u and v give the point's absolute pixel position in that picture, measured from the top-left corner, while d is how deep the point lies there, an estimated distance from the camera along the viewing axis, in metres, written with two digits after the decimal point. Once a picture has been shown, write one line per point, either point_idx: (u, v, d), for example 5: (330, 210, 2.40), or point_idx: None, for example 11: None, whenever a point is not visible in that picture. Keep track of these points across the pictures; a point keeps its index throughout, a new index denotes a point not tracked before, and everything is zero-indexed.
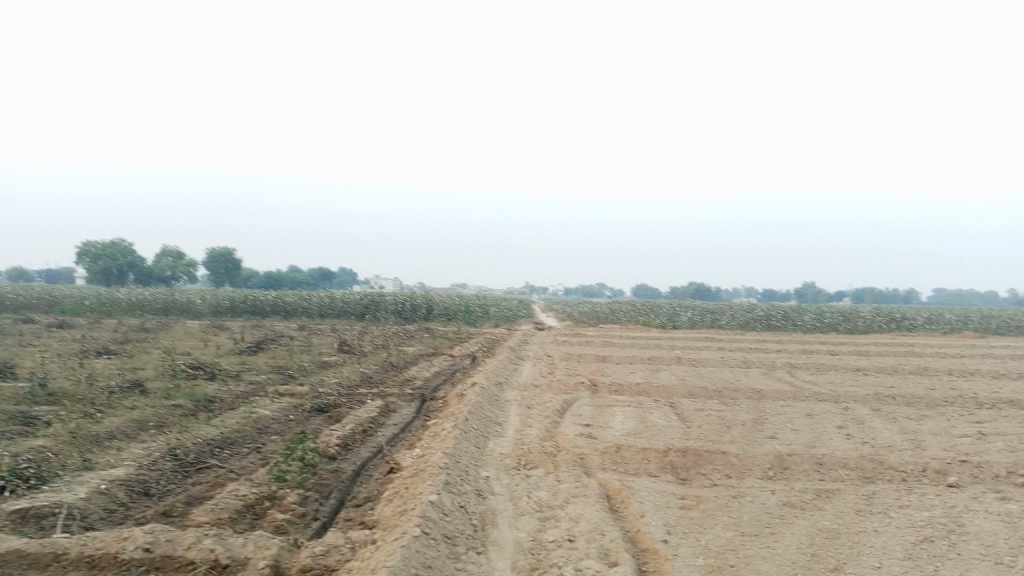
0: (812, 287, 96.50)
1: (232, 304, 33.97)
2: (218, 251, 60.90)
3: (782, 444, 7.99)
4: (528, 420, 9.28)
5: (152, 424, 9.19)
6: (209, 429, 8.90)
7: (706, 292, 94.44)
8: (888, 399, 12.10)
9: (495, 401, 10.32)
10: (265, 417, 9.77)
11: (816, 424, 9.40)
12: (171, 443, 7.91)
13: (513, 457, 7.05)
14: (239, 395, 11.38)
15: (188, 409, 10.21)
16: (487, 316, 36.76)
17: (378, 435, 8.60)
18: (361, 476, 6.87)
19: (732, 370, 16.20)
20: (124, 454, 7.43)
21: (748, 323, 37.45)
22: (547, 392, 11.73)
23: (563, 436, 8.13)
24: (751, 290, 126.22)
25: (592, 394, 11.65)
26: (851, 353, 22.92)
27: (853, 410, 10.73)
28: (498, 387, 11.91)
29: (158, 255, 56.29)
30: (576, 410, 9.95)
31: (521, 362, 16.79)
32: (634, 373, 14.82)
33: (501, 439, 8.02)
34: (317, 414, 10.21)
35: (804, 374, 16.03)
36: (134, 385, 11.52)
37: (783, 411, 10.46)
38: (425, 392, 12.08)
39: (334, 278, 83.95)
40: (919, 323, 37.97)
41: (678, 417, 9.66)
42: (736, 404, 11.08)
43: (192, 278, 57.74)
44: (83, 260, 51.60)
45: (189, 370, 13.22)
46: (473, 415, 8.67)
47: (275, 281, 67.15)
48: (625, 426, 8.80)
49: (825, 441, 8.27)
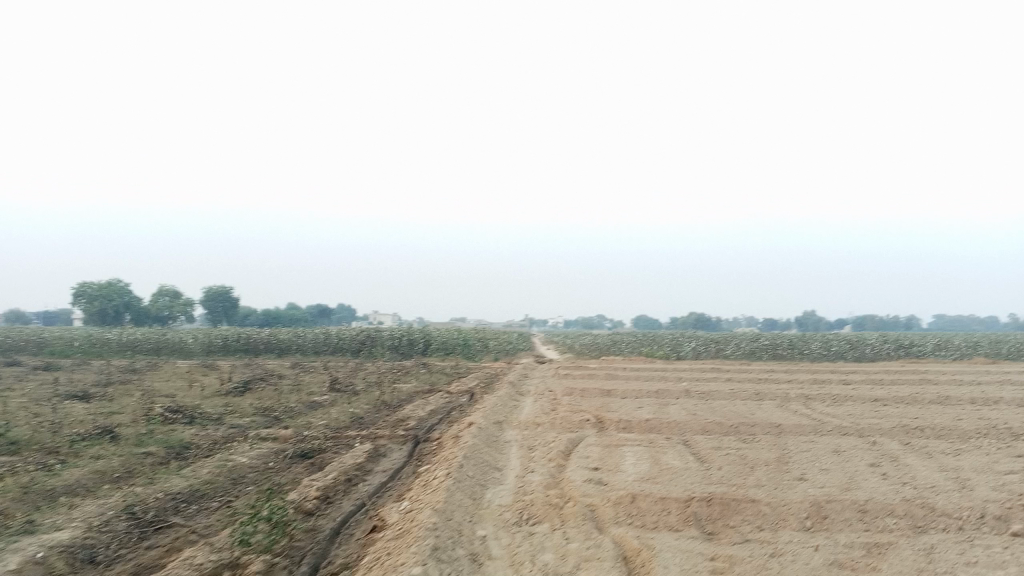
0: (814, 315, 95.69)
1: (225, 342, 33.11)
2: (215, 289, 60.20)
3: (814, 488, 7.14)
4: (530, 464, 8.44)
5: (116, 474, 8.33)
6: (178, 480, 8.06)
7: (706, 322, 93.49)
8: (917, 432, 11.23)
9: (494, 444, 9.47)
10: (241, 465, 8.94)
11: (847, 463, 8.54)
12: (130, 498, 7.05)
13: (513, 510, 6.20)
14: (217, 441, 10.52)
15: (160, 457, 9.36)
16: (486, 350, 35.92)
17: (363, 486, 7.77)
18: (340, 535, 6.07)
19: (743, 403, 15.37)
20: (75, 511, 6.56)
21: (754, 352, 36.59)
22: (550, 431, 10.89)
23: (570, 483, 7.30)
24: (751, 319, 125.65)
25: (598, 432, 10.79)
26: (863, 381, 22.05)
27: (882, 446, 9.87)
28: (497, 426, 11.07)
29: (155, 294, 55.61)
30: (583, 452, 9.11)
31: (522, 398, 15.96)
32: (641, 408, 13.98)
33: (501, 488, 7.19)
34: (299, 460, 9.38)
35: (820, 405, 15.16)
36: (106, 431, 10.66)
37: (807, 448, 9.61)
38: (419, 433, 11.24)
39: (332, 315, 83.53)
40: (929, 349, 37.07)
41: (694, 457, 8.82)
42: (755, 441, 10.23)
43: (190, 317, 56.92)
44: (79, 300, 50.86)
45: (166, 415, 12.38)
46: (469, 460, 7.85)
47: (273, 319, 66.32)
48: (637, 469, 7.95)
49: (861, 482, 7.42)
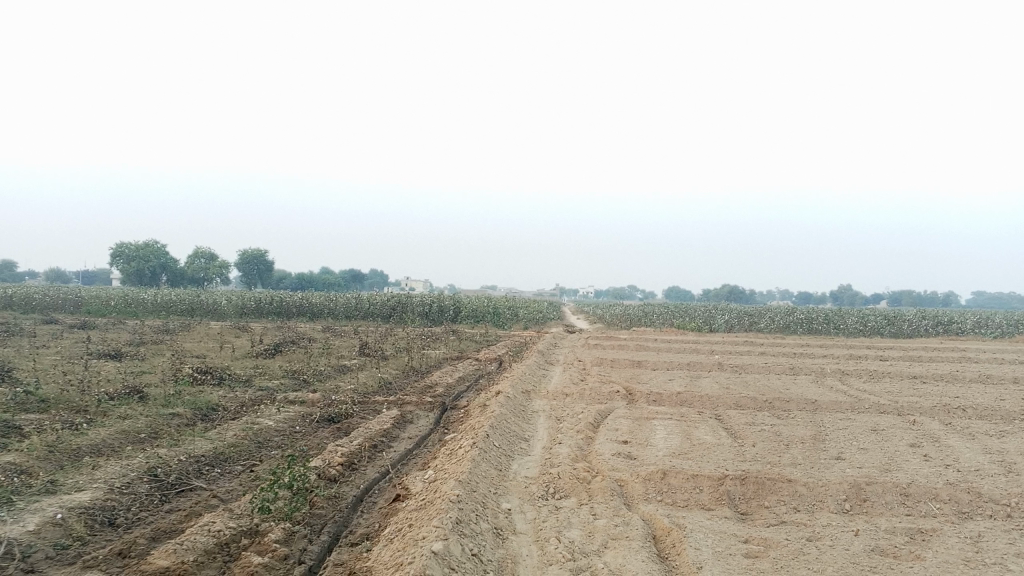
0: (849, 290, 94.25)
1: (257, 305, 33.31)
2: (250, 252, 60.65)
3: (852, 469, 6.87)
4: (558, 435, 8.25)
5: (142, 435, 8.29)
6: (202, 442, 8.01)
7: (739, 295, 92.54)
8: (959, 412, 10.86)
9: (521, 414, 9.30)
10: (267, 429, 8.87)
11: (887, 443, 8.25)
12: (154, 460, 6.99)
13: (540, 483, 6.02)
14: (244, 404, 10.46)
15: (186, 418, 9.33)
16: (517, 318, 35.77)
17: (389, 453, 7.65)
18: (362, 504, 5.95)
19: (777, 377, 15.04)
20: (97, 472, 6.50)
21: (788, 325, 36.04)
22: (579, 402, 10.70)
23: (598, 456, 7.10)
24: (784, 293, 124.37)
25: (628, 405, 10.57)
26: (901, 358, 21.55)
27: (923, 426, 9.53)
28: (525, 396, 10.89)
29: (191, 256, 56.13)
30: (612, 425, 8.90)
31: (551, 368, 15.77)
32: (672, 381, 13.73)
33: (527, 459, 7.02)
34: (325, 425, 9.29)
35: (856, 382, 14.79)
36: (134, 391, 10.66)
37: (844, 426, 9.31)
38: (446, 400, 11.11)
39: (365, 280, 83.88)
40: (969, 327, 36.24)
41: (726, 433, 8.58)
42: (790, 417, 9.95)
43: (225, 279, 57.42)
44: (117, 261, 51.49)
45: (195, 376, 12.37)
46: (496, 430, 7.68)
47: (307, 283, 66.76)
48: (668, 444, 7.73)
49: (902, 464, 7.13)
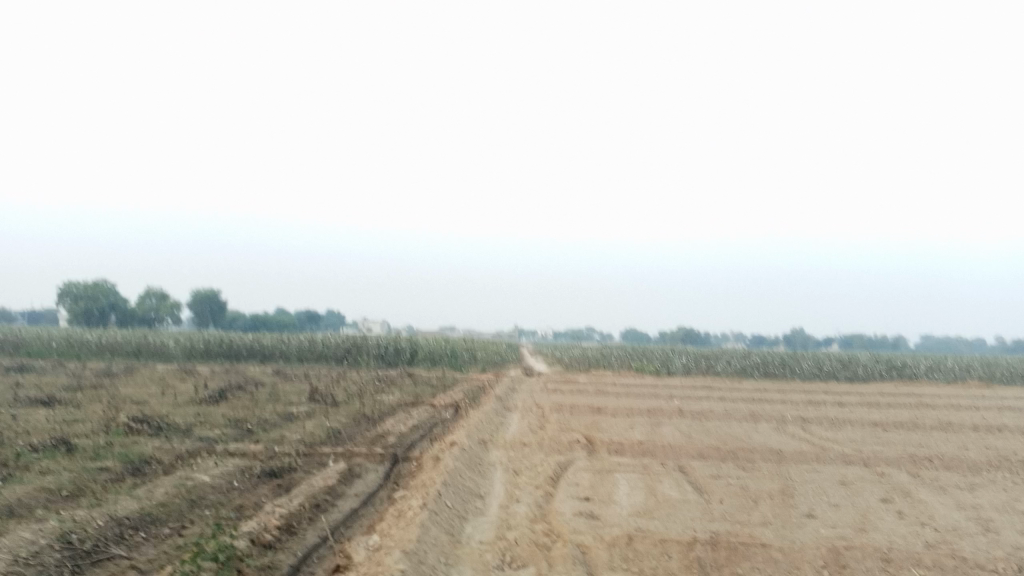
0: (801, 333, 95.16)
1: (207, 347, 32.28)
2: (203, 291, 59.33)
3: (826, 529, 6.49)
4: (516, 491, 7.77)
5: (63, 493, 7.61)
6: (129, 501, 7.37)
7: (695, 337, 93.22)
8: (925, 462, 10.61)
9: (477, 467, 8.81)
10: (203, 485, 8.24)
11: (857, 498, 7.91)
12: (69, 524, 6.33)
13: (494, 550, 5.52)
14: (181, 456, 9.79)
15: (116, 473, 8.65)
16: (474, 361, 35.22)
17: (332, 513, 7.10)
18: (299, 575, 5.41)
19: (739, 424, 14.72)
20: (3, 540, 5.83)
21: (745, 369, 35.98)
22: (538, 453, 10.23)
23: (558, 516, 6.64)
24: (739, 335, 125.35)
25: (588, 456, 10.11)
26: (859, 403, 21.45)
27: (892, 478, 9.24)
28: (480, 446, 10.38)
29: (141, 296, 54.65)
30: (573, 479, 8.44)
31: (508, 414, 15.28)
32: (633, 428, 13.34)
33: (482, 520, 6.53)
34: (267, 480, 8.70)
35: (819, 429, 14.54)
36: (61, 443, 9.91)
37: (812, 479, 8.95)
38: (398, 451, 10.56)
39: (319, 321, 82.67)
40: (922, 371, 36.55)
41: (692, 487, 8.17)
42: (756, 469, 9.59)
43: (176, 319, 55.92)
44: (63, 300, 49.82)
45: (131, 425, 11.64)
46: (449, 487, 7.19)
47: (260, 324, 65.40)
48: (632, 501, 7.31)
49: (877, 523, 6.79)
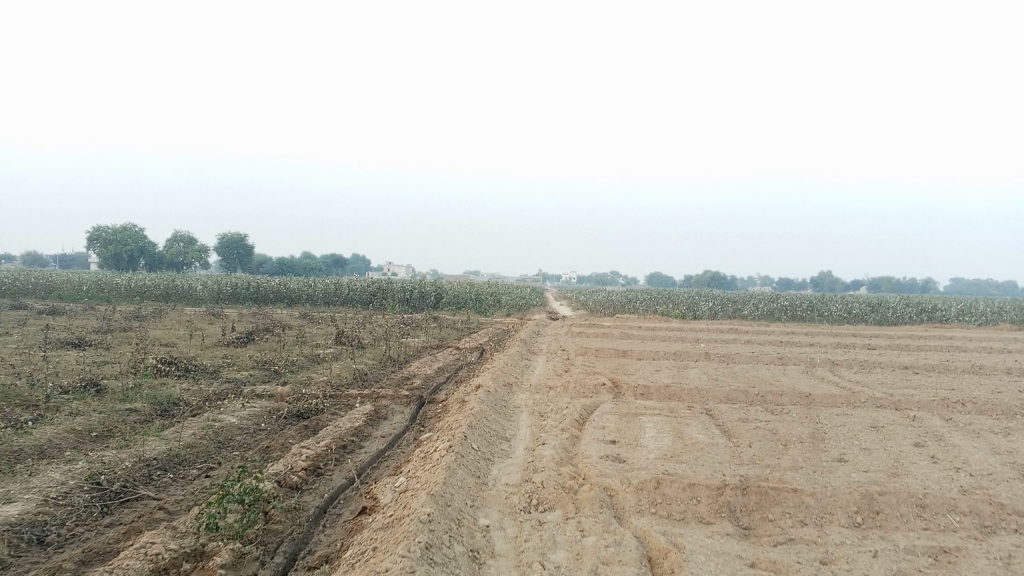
0: (829, 276, 94.16)
1: (234, 290, 32.50)
2: (230, 236, 59.66)
3: (858, 474, 6.37)
4: (542, 434, 7.73)
5: (93, 435, 7.67)
6: (157, 442, 7.41)
7: (721, 281, 92.75)
8: (958, 406, 10.43)
9: (503, 410, 8.77)
10: (230, 426, 8.28)
11: (889, 443, 7.77)
12: (98, 465, 6.36)
13: (521, 493, 5.47)
14: (208, 398, 9.85)
15: (145, 415, 8.71)
16: (499, 305, 35.22)
17: (358, 455, 7.09)
18: (326, 516, 5.40)
19: (766, 368, 14.59)
20: (33, 480, 5.87)
21: (773, 312, 35.69)
22: (564, 396, 10.18)
23: (584, 459, 6.57)
24: (766, 279, 124.39)
25: (615, 399, 10.03)
26: (889, 347, 21.19)
27: (925, 422, 9.09)
28: (505, 389, 10.33)
29: (169, 240, 55.08)
30: (599, 422, 8.38)
31: (534, 357, 15.24)
32: (660, 371, 13.23)
33: (508, 463, 6.49)
34: (293, 421, 8.72)
35: (848, 373, 14.36)
36: (91, 385, 9.99)
37: (842, 423, 8.82)
38: (424, 393, 10.56)
39: (345, 265, 83.11)
40: (953, 314, 36.06)
41: (720, 431, 8.07)
42: (785, 413, 9.47)
43: (204, 263, 56.36)
44: (93, 245, 50.29)
45: (159, 367, 11.72)
46: (474, 429, 7.14)
47: (287, 268, 65.78)
48: (660, 445, 7.22)
49: (911, 467, 6.67)
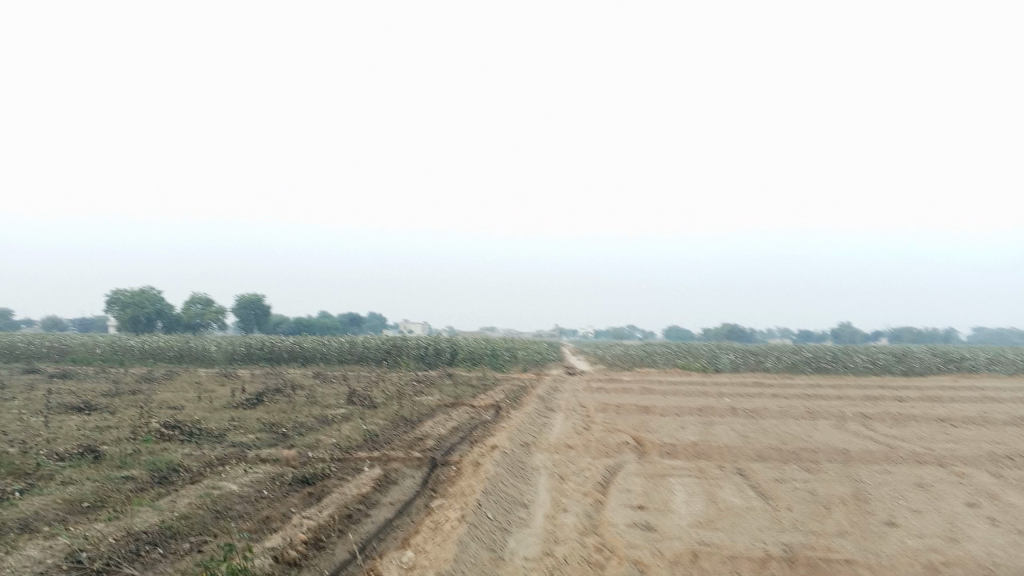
0: (848, 326, 92.92)
1: (248, 351, 32.14)
2: (247, 296, 59.67)
3: (914, 540, 5.78)
4: (563, 499, 7.17)
5: (83, 505, 7.18)
6: (149, 512, 6.91)
7: (740, 334, 91.80)
8: (1006, 461, 9.77)
9: (521, 473, 8.23)
10: (230, 494, 7.77)
11: (940, 503, 7.16)
12: (81, 541, 5.87)
13: (541, 569, 4.92)
14: (210, 463, 9.37)
15: (141, 483, 8.23)
16: (516, 360, 34.66)
17: (365, 525, 6.57)
18: None
19: (796, 422, 13.93)
20: (8, 559, 5.37)
21: (795, 364, 34.90)
22: (584, 456, 9.63)
23: (609, 527, 6.02)
24: (785, 331, 123.27)
25: (639, 459, 9.46)
26: (920, 399, 20.42)
27: (975, 479, 8.44)
28: (523, 450, 9.79)
29: (186, 302, 55.11)
30: (624, 485, 7.80)
31: (552, 415, 14.67)
32: (684, 428, 12.62)
33: (527, 533, 5.93)
34: (298, 488, 8.20)
35: (882, 426, 13.68)
36: (88, 451, 9.53)
37: (885, 482, 8.20)
38: (437, 455, 10.02)
39: (362, 326, 82.97)
40: (982, 364, 35.12)
41: (755, 493, 7.48)
42: (821, 471, 8.86)
43: (221, 325, 56.28)
44: (111, 308, 50.35)
45: (162, 432, 11.25)
46: (489, 495, 6.61)
47: (303, 327, 65.58)
48: (691, 510, 6.66)
49: (971, 532, 6.07)
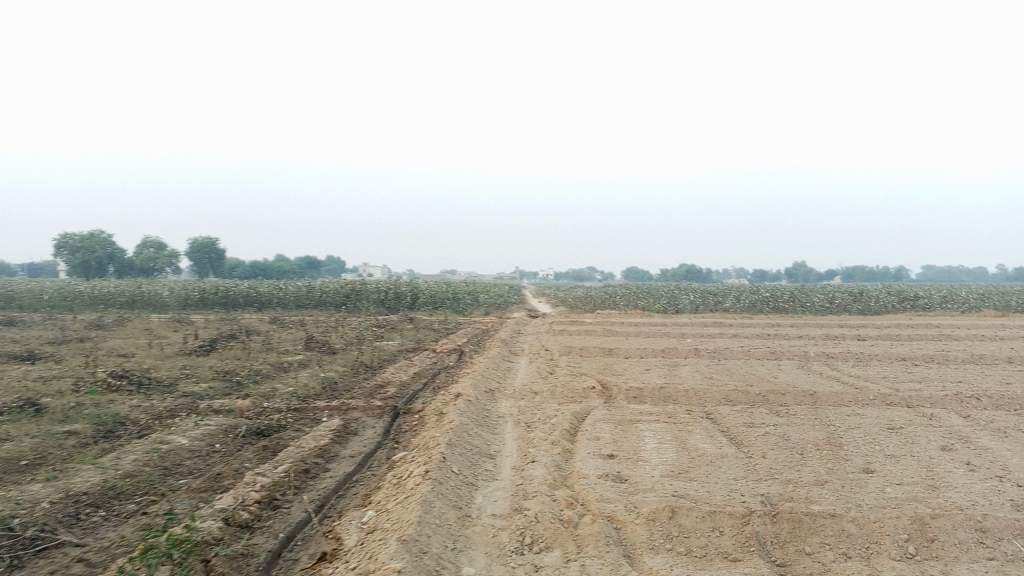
0: (803, 266, 94.12)
1: (202, 296, 31.29)
2: (201, 240, 58.28)
3: (893, 488, 5.62)
4: (530, 448, 6.89)
5: (19, 464, 6.71)
6: (91, 471, 6.47)
7: (697, 274, 92.55)
8: (971, 401, 9.73)
9: (485, 422, 7.94)
10: (178, 449, 7.36)
11: (915, 447, 7.01)
12: (13, 506, 5.43)
13: (511, 529, 4.62)
14: (160, 416, 8.91)
15: (85, 438, 7.76)
16: (477, 303, 34.33)
17: (323, 481, 6.23)
18: (280, 562, 4.55)
19: (760, 364, 13.83)
20: None
21: (755, 305, 35.07)
22: (550, 402, 9.36)
23: (580, 480, 5.75)
24: (742, 271, 124.68)
25: (606, 404, 9.22)
26: (878, 338, 20.57)
27: (944, 421, 8.35)
28: (487, 397, 9.48)
29: (138, 246, 53.64)
30: (593, 432, 7.54)
31: (515, 359, 14.40)
32: (649, 371, 12.43)
33: (494, 487, 5.64)
34: (252, 441, 7.82)
35: (846, 367, 13.64)
36: (28, 404, 9.01)
37: (856, 425, 8.06)
38: (398, 403, 9.69)
39: (320, 269, 81.86)
40: (935, 302, 35.66)
41: (727, 440, 7.28)
42: (791, 414, 8.70)
43: (175, 269, 54.95)
44: (60, 252, 48.75)
45: (109, 382, 10.73)
46: (454, 447, 6.29)
47: (260, 271, 64.39)
48: (664, 459, 6.42)
49: (950, 477, 5.93)
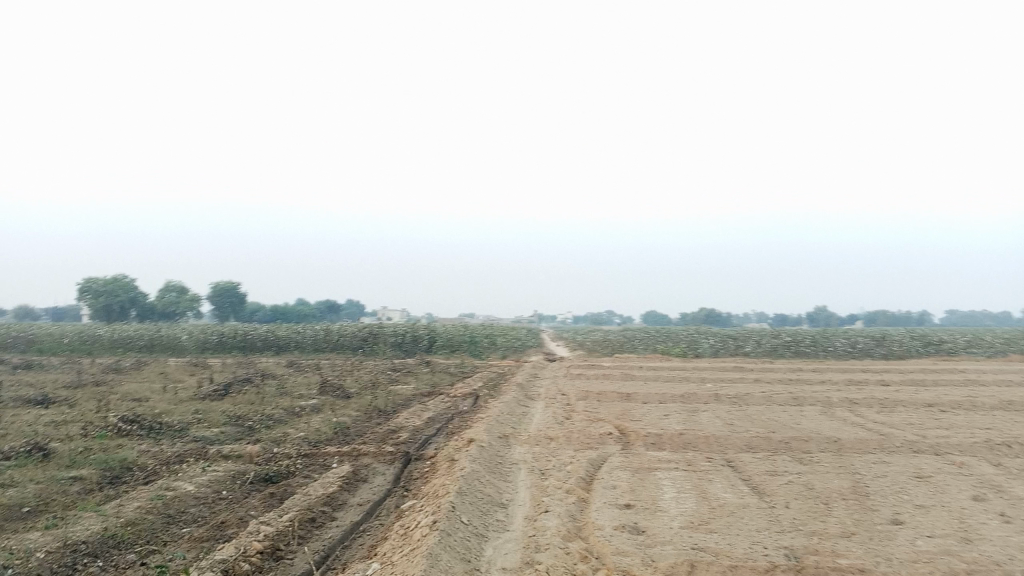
0: (825, 310, 93.29)
1: (220, 339, 31.32)
2: (222, 284, 58.65)
3: (924, 540, 5.35)
4: (544, 497, 6.66)
5: (21, 511, 6.57)
6: (92, 519, 6.31)
7: (717, 318, 91.89)
8: (1002, 449, 9.38)
9: (498, 469, 7.72)
10: (184, 496, 7.20)
11: (945, 497, 6.72)
12: (10, 555, 5.28)
13: None
14: (168, 461, 8.77)
15: (90, 484, 7.61)
16: (495, 347, 34.12)
17: (329, 530, 6.03)
18: None
19: (782, 409, 13.52)
20: None
21: (776, 349, 34.61)
22: (566, 448, 9.14)
23: (594, 531, 5.52)
24: (762, 314, 123.77)
25: (624, 451, 8.98)
26: (903, 383, 20.11)
27: (975, 470, 8.04)
28: (501, 443, 9.26)
29: (160, 290, 54.07)
30: (610, 481, 7.30)
31: (532, 404, 14.17)
32: (668, 417, 12.16)
33: (505, 538, 5.42)
34: (259, 488, 7.64)
35: (871, 412, 13.30)
36: (36, 449, 8.89)
37: (883, 474, 7.77)
38: (410, 449, 9.49)
39: (339, 313, 82.04)
40: (961, 346, 35.02)
41: (748, 488, 7.02)
42: (814, 462, 8.42)
43: (196, 313, 55.26)
44: (83, 296, 49.21)
45: (119, 426, 10.61)
46: (464, 496, 6.09)
47: (279, 314, 64.61)
48: (683, 509, 6.18)
49: (984, 529, 5.64)
